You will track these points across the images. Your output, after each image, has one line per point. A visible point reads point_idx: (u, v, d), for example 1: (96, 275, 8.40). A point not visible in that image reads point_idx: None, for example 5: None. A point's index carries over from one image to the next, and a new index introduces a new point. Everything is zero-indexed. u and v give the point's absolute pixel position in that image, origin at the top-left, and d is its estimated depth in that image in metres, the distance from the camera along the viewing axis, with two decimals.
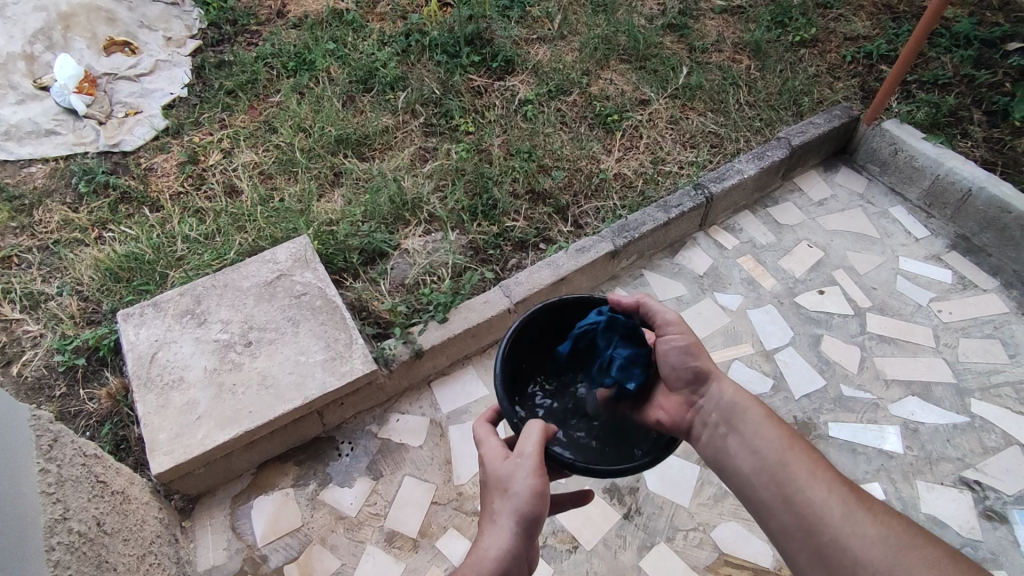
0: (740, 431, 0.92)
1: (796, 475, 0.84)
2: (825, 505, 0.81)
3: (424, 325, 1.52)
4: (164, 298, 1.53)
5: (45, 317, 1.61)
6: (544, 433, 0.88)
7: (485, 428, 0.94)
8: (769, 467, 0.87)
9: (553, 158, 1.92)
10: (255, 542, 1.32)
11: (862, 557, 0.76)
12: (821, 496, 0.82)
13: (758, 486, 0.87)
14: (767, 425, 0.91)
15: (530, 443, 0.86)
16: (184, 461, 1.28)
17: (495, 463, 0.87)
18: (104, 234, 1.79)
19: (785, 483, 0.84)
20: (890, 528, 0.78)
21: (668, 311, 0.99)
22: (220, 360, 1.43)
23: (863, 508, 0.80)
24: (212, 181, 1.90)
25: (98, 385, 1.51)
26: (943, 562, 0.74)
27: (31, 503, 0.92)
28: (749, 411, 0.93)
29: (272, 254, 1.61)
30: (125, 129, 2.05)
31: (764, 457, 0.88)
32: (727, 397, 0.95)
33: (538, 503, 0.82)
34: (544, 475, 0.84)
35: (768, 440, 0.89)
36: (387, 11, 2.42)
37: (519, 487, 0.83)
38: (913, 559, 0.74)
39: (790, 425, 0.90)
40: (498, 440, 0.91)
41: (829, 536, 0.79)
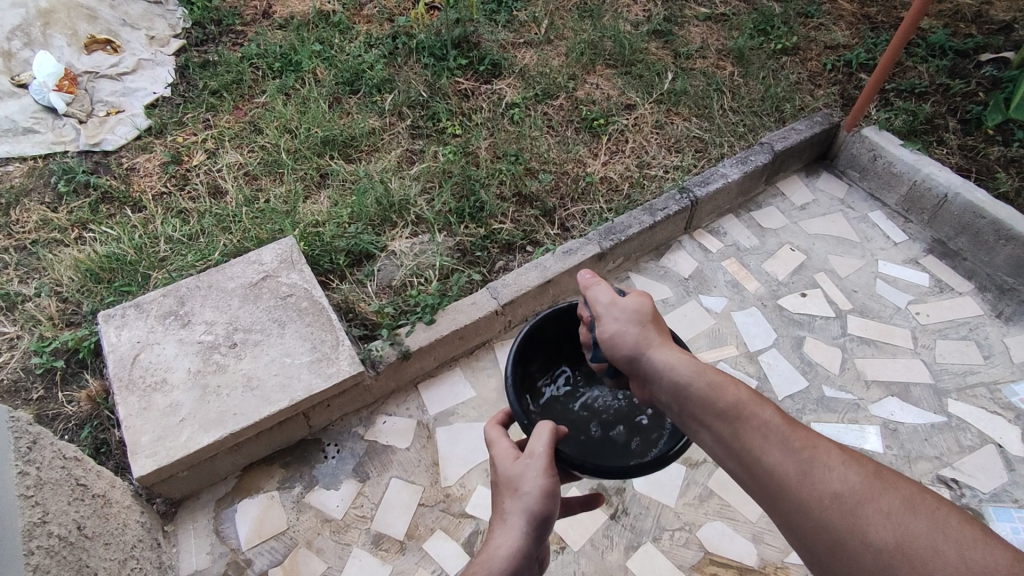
0: (690, 407, 0.86)
1: (749, 446, 0.80)
2: (781, 470, 0.76)
3: (411, 327, 1.52)
4: (146, 299, 1.51)
5: (22, 319, 1.58)
6: (554, 434, 0.89)
7: (496, 431, 0.94)
8: (726, 438, 0.82)
9: (541, 161, 1.93)
10: (239, 546, 1.30)
11: (820, 522, 0.72)
12: (777, 461, 0.77)
13: (719, 457, 0.83)
14: (715, 391, 0.85)
15: (541, 443, 0.87)
16: (167, 464, 1.27)
17: (505, 464, 0.87)
18: (84, 234, 1.76)
19: (741, 451, 0.80)
20: (848, 482, 0.73)
21: (603, 296, 0.98)
22: (204, 362, 1.41)
23: (820, 464, 0.75)
24: (197, 182, 1.88)
25: (77, 387, 1.48)
26: (902, 512, 0.69)
27: (8, 506, 0.90)
28: (694, 383, 0.86)
29: (257, 255, 1.60)
30: (106, 128, 2.02)
31: (719, 428, 0.83)
32: (670, 372, 0.88)
33: (549, 503, 0.83)
34: (553, 475, 0.85)
35: (718, 410, 0.83)
36: (374, 13, 2.42)
37: (530, 487, 0.83)
38: (872, 514, 0.70)
39: (740, 388, 0.84)
40: (507, 441, 0.92)
41: (791, 504, 0.75)
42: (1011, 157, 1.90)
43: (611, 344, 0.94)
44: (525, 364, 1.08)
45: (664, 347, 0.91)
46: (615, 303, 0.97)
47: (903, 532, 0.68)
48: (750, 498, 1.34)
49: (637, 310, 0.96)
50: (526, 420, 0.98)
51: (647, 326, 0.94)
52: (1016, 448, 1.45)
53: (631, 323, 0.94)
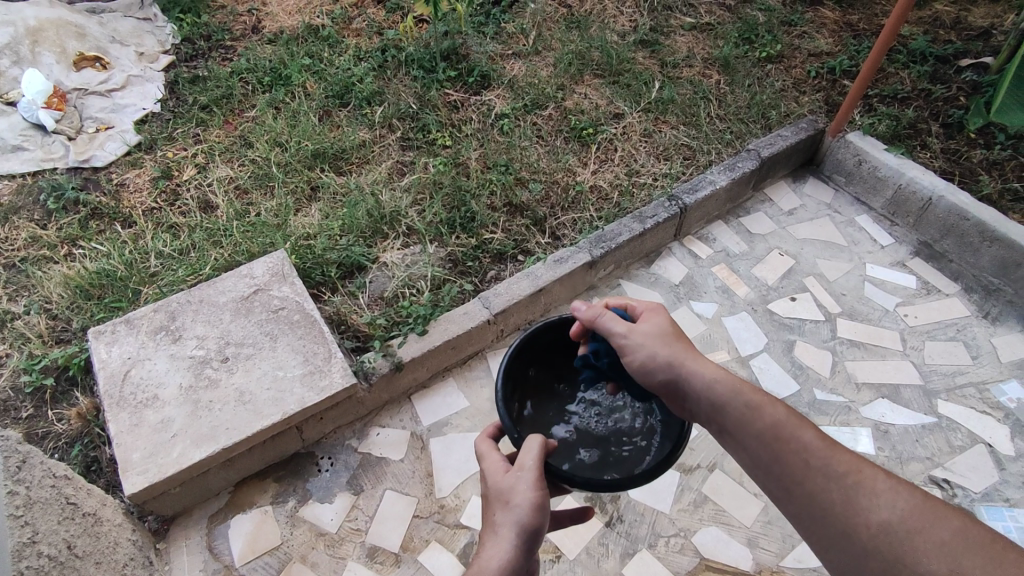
0: (726, 428, 0.87)
1: (791, 470, 0.80)
2: (826, 496, 0.77)
3: (403, 339, 1.52)
4: (137, 314, 1.50)
5: (11, 337, 1.57)
6: (544, 447, 0.89)
7: (487, 443, 0.94)
8: (765, 461, 0.82)
9: (530, 170, 1.94)
10: (233, 562, 1.29)
11: (869, 549, 0.73)
12: (822, 486, 0.78)
13: (758, 477, 0.84)
14: (752, 413, 0.84)
15: (531, 457, 0.86)
16: (159, 481, 1.26)
17: (496, 476, 0.87)
18: (74, 251, 1.75)
19: (784, 476, 0.81)
20: (896, 509, 0.74)
21: (617, 328, 0.94)
22: (195, 377, 1.40)
23: (868, 490, 0.76)
24: (187, 197, 1.88)
25: (67, 405, 1.47)
26: (956, 543, 0.71)
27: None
28: (728, 405, 0.86)
29: (249, 269, 1.60)
30: (96, 145, 2.02)
31: (756, 449, 0.83)
32: (703, 395, 0.88)
33: (539, 516, 0.83)
34: (544, 487, 0.85)
35: (756, 432, 0.83)
36: (363, 27, 2.44)
37: (520, 499, 0.83)
38: (923, 544, 0.71)
39: (776, 407, 0.85)
40: (498, 453, 0.92)
41: (838, 530, 0.76)
42: (993, 159, 1.94)
43: (642, 372, 0.92)
44: (520, 376, 1.09)
45: (698, 367, 0.90)
46: (637, 328, 0.94)
47: (953, 558, 0.70)
48: (743, 502, 1.34)
49: (661, 332, 0.94)
50: (517, 433, 0.98)
51: (676, 348, 0.92)
52: (1006, 447, 1.46)
53: (658, 347, 0.92)
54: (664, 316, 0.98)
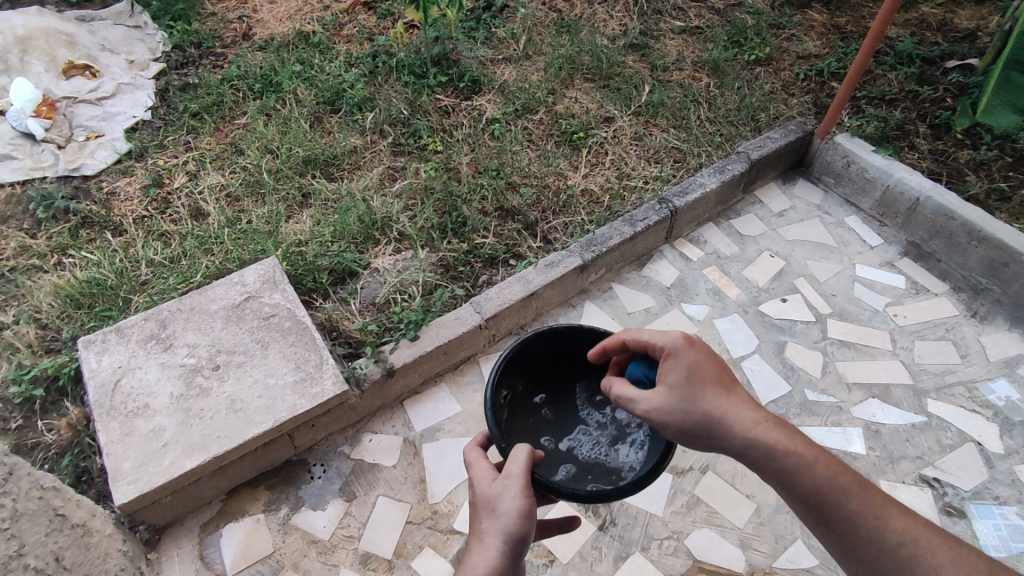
0: (775, 485, 0.88)
1: (851, 532, 0.84)
2: (888, 562, 0.82)
3: (395, 344, 1.52)
4: (127, 323, 1.50)
5: (0, 347, 1.56)
6: (532, 455, 0.89)
7: (475, 453, 0.95)
8: (824, 521, 0.86)
9: (521, 175, 1.95)
10: (225, 571, 1.29)
11: None
12: (883, 552, 0.83)
13: (814, 528, 0.88)
14: (802, 477, 0.85)
15: (517, 465, 0.87)
16: (149, 490, 1.25)
17: (484, 484, 0.88)
18: (64, 260, 1.75)
19: (845, 537, 0.85)
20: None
21: (636, 409, 0.89)
22: (186, 385, 1.40)
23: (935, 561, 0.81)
24: (178, 205, 1.88)
25: (57, 415, 1.46)
26: None
27: None
28: (773, 467, 0.86)
29: (239, 276, 1.59)
30: (85, 153, 2.01)
31: (811, 510, 0.86)
32: (744, 457, 0.88)
33: (525, 523, 0.83)
34: (531, 495, 0.85)
35: (810, 494, 0.85)
36: (354, 33, 2.44)
37: (507, 506, 0.83)
38: None
39: (829, 470, 0.85)
40: (487, 462, 0.92)
41: None
42: (979, 159, 1.95)
43: (680, 439, 0.89)
44: (511, 382, 1.09)
45: (736, 430, 0.87)
46: (656, 395, 0.88)
47: None
48: (736, 503, 1.35)
49: (682, 393, 0.88)
50: (504, 443, 0.98)
51: (704, 412, 0.87)
52: (995, 445, 1.47)
53: (685, 419, 0.87)
54: (680, 361, 0.89)
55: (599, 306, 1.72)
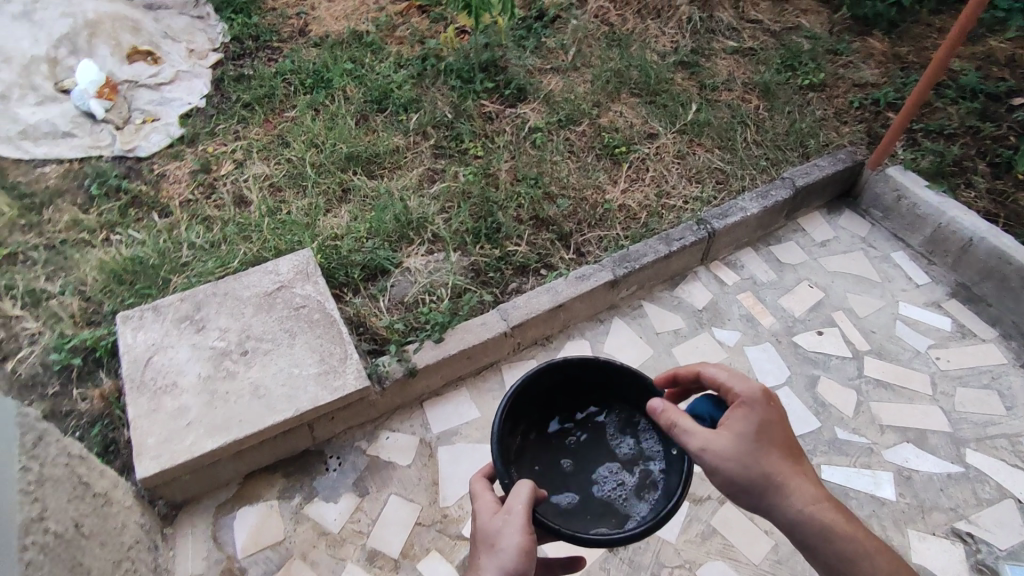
0: (815, 560, 0.87)
1: None
2: None
3: (419, 345, 1.53)
4: (164, 302, 1.54)
5: (46, 316, 1.63)
6: (536, 491, 0.88)
7: (481, 485, 0.94)
8: None
9: (559, 186, 1.94)
10: (235, 553, 1.31)
11: None
12: None
13: None
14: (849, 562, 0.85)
15: (519, 499, 0.85)
16: (170, 467, 1.28)
17: (486, 518, 0.87)
18: (111, 236, 1.81)
19: None
20: None
21: (692, 444, 0.85)
22: (214, 368, 1.43)
23: None
24: (223, 191, 1.93)
25: (91, 385, 1.52)
26: None
27: (9, 501, 0.92)
28: (818, 543, 0.86)
29: (274, 265, 1.63)
30: (141, 135, 2.09)
31: None
32: (790, 526, 0.86)
33: (524, 561, 0.81)
34: (532, 533, 0.84)
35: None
36: (406, 35, 2.48)
37: (506, 542, 0.83)
38: None
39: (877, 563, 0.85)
40: (493, 495, 0.92)
41: None
42: None
43: (726, 490, 0.86)
44: (522, 414, 1.06)
45: (791, 500, 0.85)
46: (719, 441, 0.85)
47: None
48: (753, 539, 1.30)
49: (748, 447, 0.85)
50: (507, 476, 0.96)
51: (763, 473, 0.85)
52: None
53: (744, 472, 0.84)
54: (753, 415, 0.87)
55: (626, 324, 1.70)
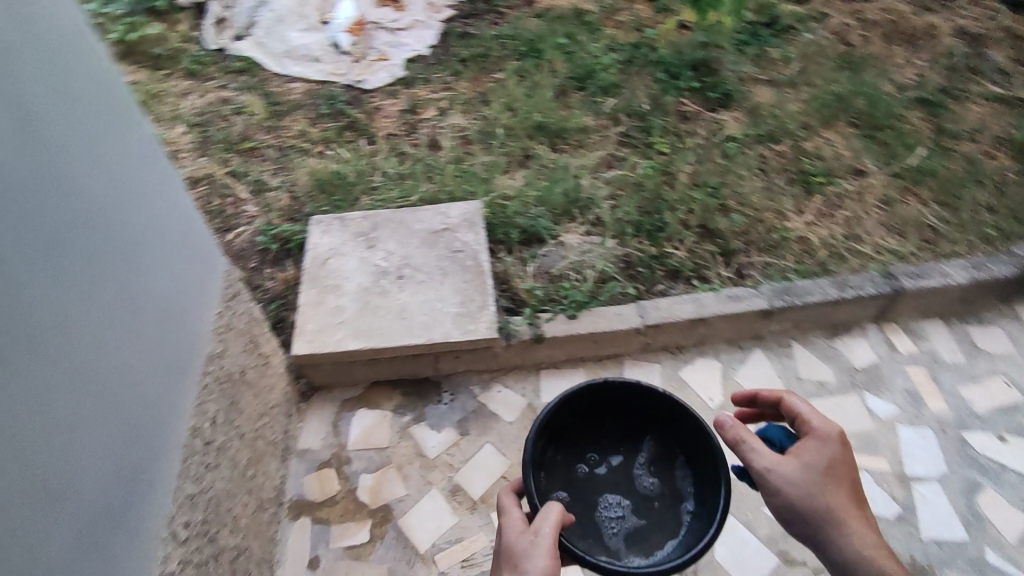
0: None
1: None
2: None
3: (552, 315, 1.57)
4: (351, 216, 1.76)
5: (263, 204, 1.94)
6: (563, 517, 0.88)
7: (508, 498, 0.95)
8: None
9: (738, 201, 1.84)
10: (346, 444, 1.48)
11: None
12: None
13: None
14: None
15: (547, 526, 0.86)
16: (318, 353, 1.48)
17: (511, 535, 0.88)
18: (326, 151, 2.09)
19: None
20: None
21: (760, 461, 0.92)
22: (373, 282, 1.61)
23: None
24: (422, 133, 2.12)
25: (280, 269, 1.79)
26: None
27: (207, 330, 1.13)
28: None
29: (447, 208, 1.77)
30: (370, 71, 2.36)
31: None
32: (842, 563, 0.90)
33: None
34: (557, 560, 0.85)
35: None
36: (626, 21, 2.48)
37: (531, 565, 0.83)
38: None
39: None
40: (520, 512, 0.93)
41: None
42: None
43: (782, 513, 0.93)
44: (561, 422, 1.06)
45: (847, 537, 0.90)
46: (784, 466, 0.92)
47: None
48: None
49: (815, 477, 0.92)
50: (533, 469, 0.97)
51: (825, 504, 0.91)
52: None
53: (806, 499, 0.91)
54: (825, 450, 0.94)
55: (768, 359, 1.59)
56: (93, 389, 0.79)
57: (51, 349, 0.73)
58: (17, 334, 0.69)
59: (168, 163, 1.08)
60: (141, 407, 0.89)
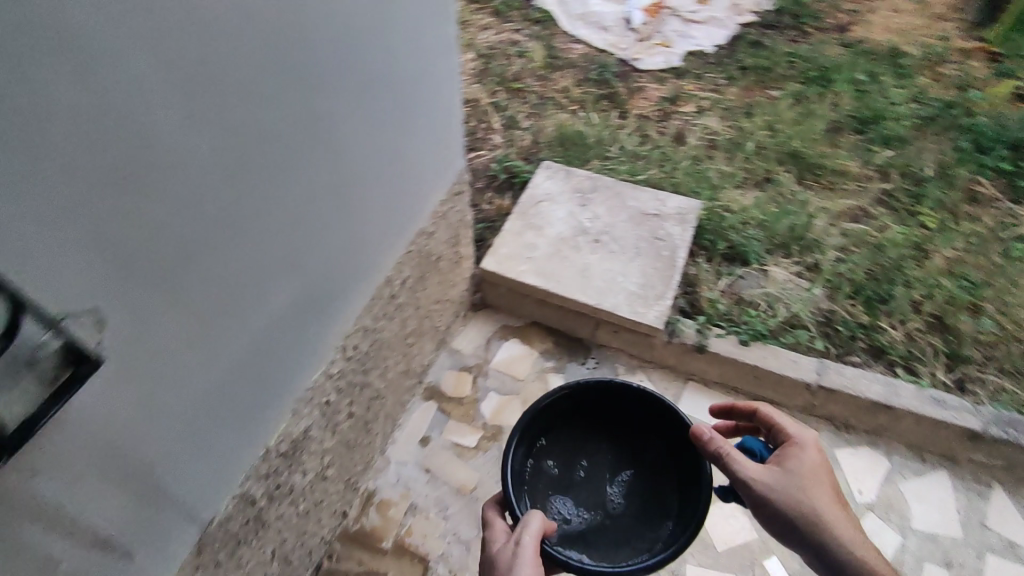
0: None
1: None
2: None
3: (723, 334, 1.52)
4: (577, 172, 1.86)
5: (508, 139, 2.13)
6: (546, 527, 0.89)
7: (492, 510, 0.96)
8: None
9: (996, 307, 1.57)
10: (489, 362, 1.61)
11: None
12: None
13: None
14: None
15: (529, 534, 0.86)
16: (500, 275, 1.62)
17: (497, 545, 0.88)
18: (579, 111, 2.21)
19: None
20: None
21: (745, 470, 0.88)
22: (570, 236, 1.70)
23: None
24: (672, 123, 2.13)
25: (499, 197, 1.97)
26: None
27: (427, 210, 1.27)
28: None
29: (665, 198, 1.77)
30: (649, 53, 2.42)
31: None
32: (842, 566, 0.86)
33: None
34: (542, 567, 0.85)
35: None
36: (947, 75, 2.19)
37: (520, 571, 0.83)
38: None
39: None
40: (504, 523, 0.93)
41: None
42: None
43: (772, 522, 0.88)
44: (570, 409, 1.07)
45: (843, 542, 0.86)
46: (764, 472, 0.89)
47: None
48: None
49: (799, 481, 0.88)
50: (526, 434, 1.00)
51: (813, 508, 0.87)
52: None
53: (795, 505, 0.86)
54: (804, 453, 0.91)
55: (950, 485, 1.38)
56: (332, 215, 0.92)
57: (323, 175, 0.87)
58: (309, 156, 0.83)
59: (451, 40, 1.16)
60: (354, 245, 1.02)
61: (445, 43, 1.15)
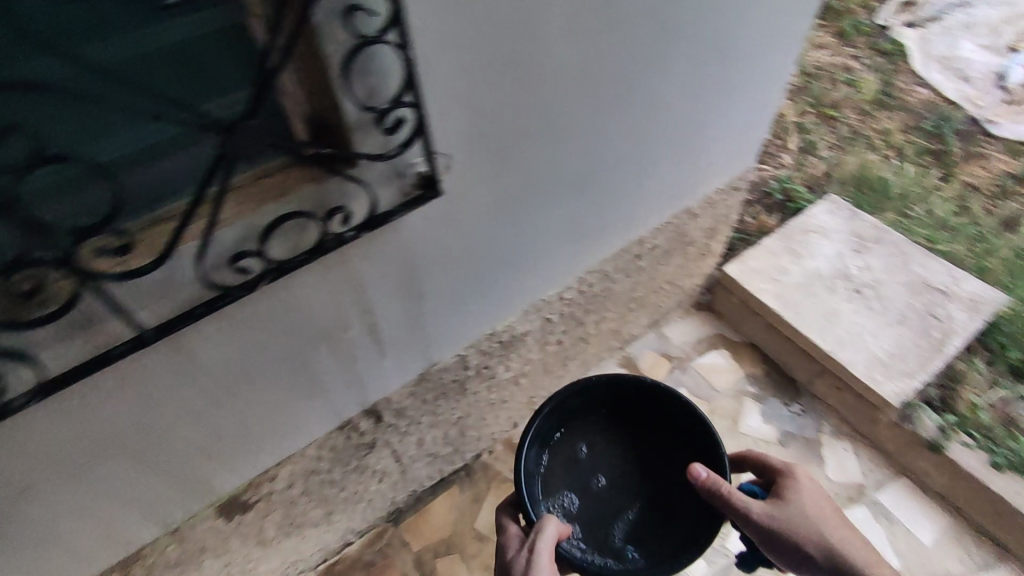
0: None
1: None
2: None
3: (971, 445, 1.31)
4: (864, 216, 1.68)
5: (799, 161, 1.99)
6: (559, 530, 0.81)
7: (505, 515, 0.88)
8: None
9: None
10: (692, 360, 1.60)
11: None
12: None
13: None
14: None
15: (545, 542, 0.78)
16: (739, 283, 1.56)
17: (511, 552, 0.80)
18: (892, 157, 1.98)
19: None
20: None
21: (751, 506, 0.80)
22: (829, 275, 1.56)
23: None
24: (1007, 206, 1.82)
25: (765, 213, 1.87)
26: None
27: (698, 194, 1.30)
28: None
29: (962, 277, 1.54)
30: (1012, 119, 2.06)
31: None
32: None
33: None
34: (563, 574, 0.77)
35: None
36: None
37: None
38: None
39: None
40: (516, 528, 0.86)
41: None
42: None
43: (793, 560, 0.79)
44: (586, 402, 0.96)
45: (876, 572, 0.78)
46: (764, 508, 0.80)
47: None
48: None
49: (809, 512, 0.81)
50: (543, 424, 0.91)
51: (828, 538, 0.79)
52: None
53: (811, 536, 0.79)
54: (805, 480, 0.84)
55: None
56: (619, 161, 1.00)
57: (632, 124, 0.95)
58: (629, 102, 0.91)
59: (799, 42, 1.13)
60: (623, 197, 1.09)
61: (793, 37, 1.11)
